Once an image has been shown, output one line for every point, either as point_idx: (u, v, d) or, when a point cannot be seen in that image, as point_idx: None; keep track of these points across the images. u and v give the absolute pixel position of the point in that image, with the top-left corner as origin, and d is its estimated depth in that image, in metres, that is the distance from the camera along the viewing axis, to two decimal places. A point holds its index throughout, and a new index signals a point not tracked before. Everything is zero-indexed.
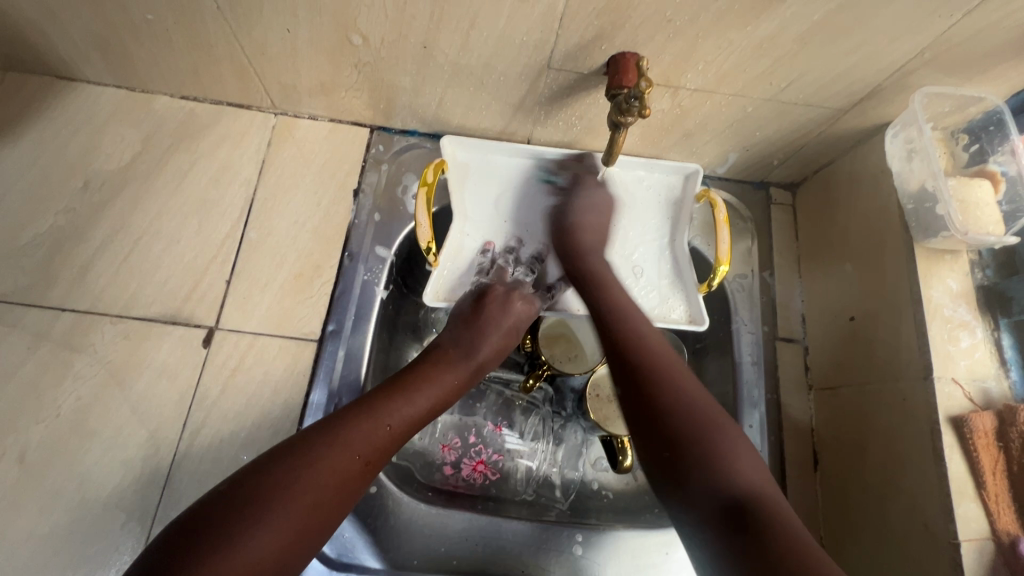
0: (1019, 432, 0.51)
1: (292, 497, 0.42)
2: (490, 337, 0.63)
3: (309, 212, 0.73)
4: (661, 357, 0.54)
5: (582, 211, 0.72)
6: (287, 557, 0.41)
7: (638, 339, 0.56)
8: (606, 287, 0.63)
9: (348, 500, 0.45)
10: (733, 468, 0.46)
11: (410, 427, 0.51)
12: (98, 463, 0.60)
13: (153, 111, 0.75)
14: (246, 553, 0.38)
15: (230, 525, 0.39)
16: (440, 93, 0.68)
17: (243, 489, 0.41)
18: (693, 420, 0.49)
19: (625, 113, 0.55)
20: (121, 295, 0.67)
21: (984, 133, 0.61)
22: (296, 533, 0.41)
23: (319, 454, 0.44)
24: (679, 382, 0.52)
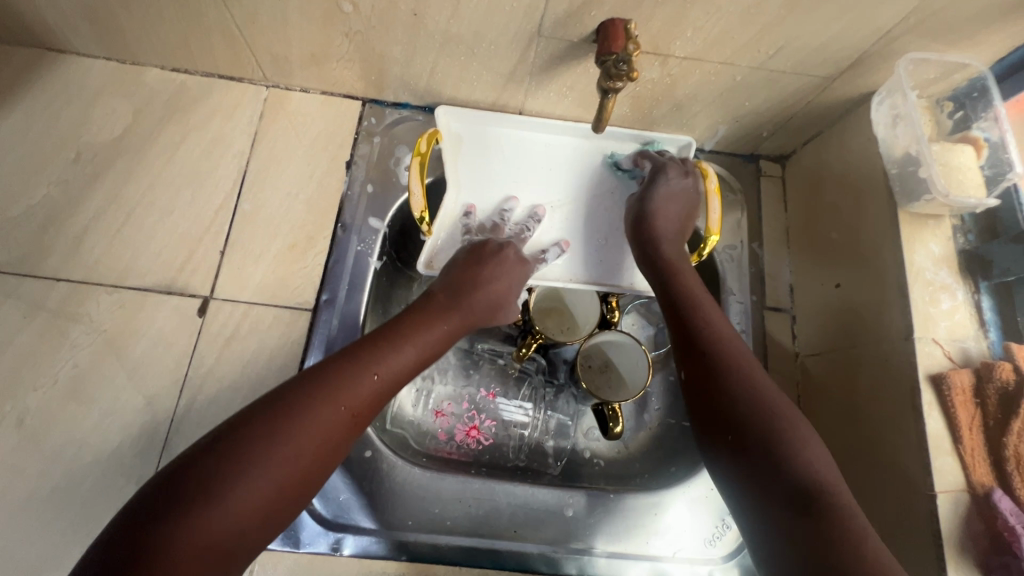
0: (997, 387, 0.53)
1: (276, 452, 0.42)
2: (487, 286, 0.63)
3: (302, 184, 0.74)
4: (736, 351, 0.52)
5: (665, 199, 0.68)
6: (278, 504, 0.42)
7: (714, 329, 0.54)
8: (675, 271, 0.62)
9: (337, 450, 0.46)
10: (803, 469, 0.44)
11: (398, 380, 0.51)
12: (96, 428, 0.61)
13: (144, 84, 0.74)
14: (234, 506, 0.40)
15: (216, 477, 0.40)
16: (431, 63, 0.69)
17: (226, 443, 0.42)
18: (769, 418, 0.47)
19: (614, 79, 0.56)
20: (115, 266, 0.67)
21: (969, 99, 0.62)
22: (284, 485, 0.42)
23: (304, 409, 0.45)
24: (756, 378, 0.50)
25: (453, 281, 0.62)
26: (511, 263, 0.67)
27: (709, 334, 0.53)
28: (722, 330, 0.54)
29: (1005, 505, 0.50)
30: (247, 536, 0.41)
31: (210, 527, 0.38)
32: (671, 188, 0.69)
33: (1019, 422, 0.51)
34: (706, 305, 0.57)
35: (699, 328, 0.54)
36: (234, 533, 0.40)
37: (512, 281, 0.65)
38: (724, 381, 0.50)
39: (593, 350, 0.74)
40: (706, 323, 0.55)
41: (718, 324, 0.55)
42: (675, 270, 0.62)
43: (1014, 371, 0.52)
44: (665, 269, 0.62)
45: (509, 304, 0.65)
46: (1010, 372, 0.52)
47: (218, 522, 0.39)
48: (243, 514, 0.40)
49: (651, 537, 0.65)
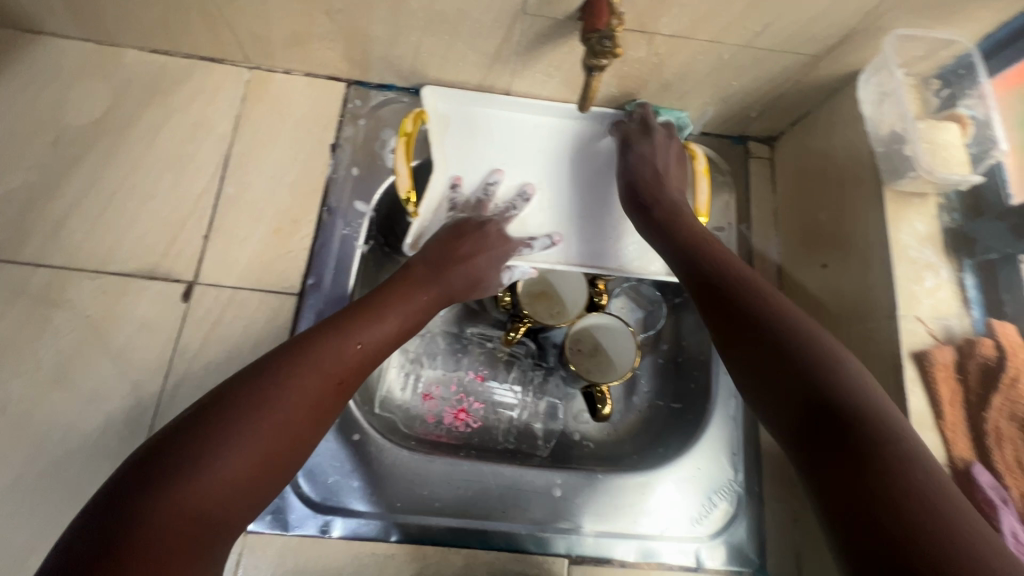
0: (978, 361, 0.54)
1: (261, 418, 0.43)
2: (467, 261, 0.66)
3: (286, 167, 0.73)
4: (755, 284, 0.52)
5: (642, 159, 0.70)
6: (268, 471, 0.43)
7: (716, 258, 0.56)
8: (679, 224, 0.63)
9: (325, 418, 0.47)
10: (836, 382, 0.42)
11: (380, 351, 0.53)
12: (81, 414, 0.61)
13: (123, 66, 0.73)
14: (221, 472, 0.40)
15: (204, 444, 0.40)
16: (415, 42, 0.68)
17: (208, 414, 0.42)
18: (787, 339, 0.45)
19: (599, 56, 0.55)
20: (97, 251, 0.66)
21: (955, 77, 0.61)
22: (272, 452, 0.43)
23: (288, 378, 0.45)
24: (777, 305, 0.49)
25: (432, 257, 0.65)
26: (494, 239, 0.70)
27: (712, 261, 0.56)
28: (729, 262, 0.56)
29: (985, 479, 0.50)
30: (237, 504, 0.41)
31: (197, 493, 0.38)
32: (654, 151, 0.70)
33: (999, 398, 0.52)
34: (710, 242, 0.60)
35: (709, 262, 0.56)
36: (225, 499, 0.40)
37: (492, 257, 0.68)
38: (734, 304, 0.50)
39: (583, 333, 0.74)
40: (727, 267, 0.55)
41: (727, 261, 0.56)
42: (679, 222, 0.64)
43: (995, 347, 0.53)
44: (668, 221, 0.64)
45: (488, 276, 0.67)
46: (991, 347, 0.53)
47: (204, 488, 0.39)
48: (229, 480, 0.40)
49: (639, 516, 0.66)
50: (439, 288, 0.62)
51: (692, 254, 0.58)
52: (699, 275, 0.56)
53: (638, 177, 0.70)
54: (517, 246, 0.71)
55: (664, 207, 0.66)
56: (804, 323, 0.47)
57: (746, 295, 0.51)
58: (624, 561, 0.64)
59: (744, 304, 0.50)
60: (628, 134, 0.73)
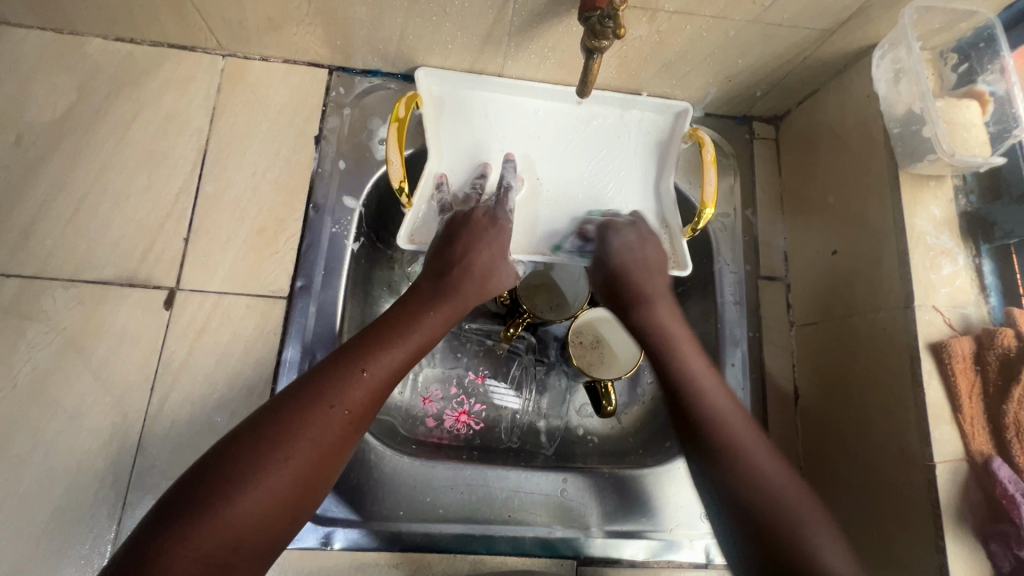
0: (998, 353, 0.51)
1: (272, 465, 0.42)
2: (470, 262, 0.61)
3: (268, 162, 0.69)
4: (755, 455, 0.50)
5: (625, 247, 0.66)
6: (286, 513, 0.43)
7: (717, 412, 0.53)
8: (672, 345, 0.59)
9: (340, 455, 0.46)
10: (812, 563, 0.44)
11: (391, 378, 0.50)
12: (62, 432, 0.58)
13: (85, 56, 0.68)
14: (234, 521, 0.40)
15: (219, 490, 0.40)
16: (401, 24, 0.63)
17: (220, 462, 0.42)
18: (777, 524, 0.46)
19: (600, 36, 0.50)
20: (70, 258, 0.62)
21: (974, 51, 0.58)
22: (286, 496, 0.42)
23: (298, 419, 0.44)
24: (777, 483, 0.48)
25: (436, 268, 0.59)
26: (482, 227, 0.63)
27: (711, 418, 0.52)
28: (728, 417, 0.52)
29: (1004, 474, 0.49)
30: (254, 549, 0.41)
31: (212, 541, 0.39)
32: (638, 247, 0.66)
33: (1019, 389, 0.49)
34: (700, 375, 0.56)
35: (709, 421, 0.52)
36: (241, 543, 0.40)
37: (494, 250, 0.62)
38: (731, 478, 0.49)
39: (584, 326, 0.71)
40: (727, 428, 0.52)
41: (720, 410, 0.53)
42: (669, 340, 0.59)
43: (1015, 337, 0.51)
44: (654, 334, 0.60)
45: (499, 266, 0.62)
46: (1011, 338, 0.51)
47: (216, 538, 0.39)
48: (243, 529, 0.40)
49: (650, 514, 0.64)
50: (451, 299, 0.57)
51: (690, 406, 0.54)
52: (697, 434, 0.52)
53: (625, 271, 0.65)
54: (508, 226, 0.65)
55: (649, 319, 0.62)
56: (800, 508, 0.47)
57: (752, 474, 0.49)
58: (634, 561, 0.63)
59: (744, 492, 0.48)
60: (603, 232, 0.68)
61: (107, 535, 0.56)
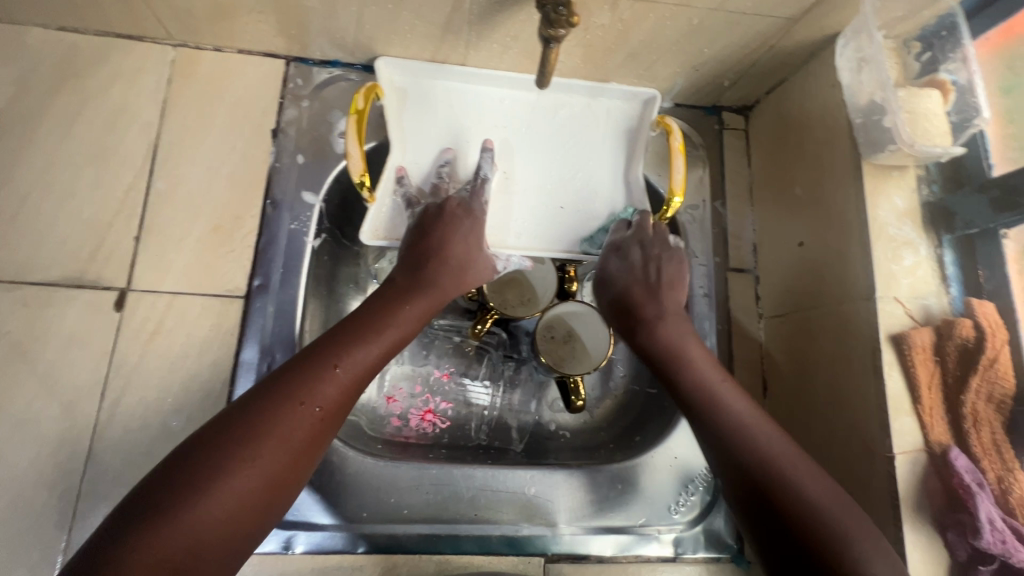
0: (956, 344, 0.51)
1: (239, 465, 0.40)
2: (446, 253, 0.59)
3: (224, 157, 0.67)
4: (795, 478, 0.46)
5: (631, 271, 0.63)
6: (254, 514, 0.41)
7: (744, 434, 0.50)
8: (691, 365, 0.56)
9: (311, 454, 0.45)
10: None
11: (364, 374, 0.49)
12: (7, 441, 0.56)
13: (26, 48, 0.65)
14: (198, 525, 0.38)
15: (182, 492, 0.38)
16: (356, 13, 0.61)
17: (182, 464, 0.40)
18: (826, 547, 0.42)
19: (556, 25, 0.49)
20: (12, 260, 0.60)
21: (937, 39, 0.57)
22: (254, 497, 0.41)
23: (268, 417, 0.43)
24: (838, 521, 0.43)
25: (410, 261, 0.58)
26: (458, 217, 0.61)
27: (740, 441, 0.49)
28: (756, 436, 0.49)
29: (961, 463, 0.49)
30: (219, 553, 0.39)
31: (175, 547, 0.37)
32: (646, 266, 0.63)
33: (977, 379, 0.50)
34: (724, 397, 0.53)
35: (749, 454, 0.48)
36: (205, 548, 0.38)
37: (470, 241, 0.60)
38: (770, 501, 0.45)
39: (555, 321, 0.70)
40: (755, 448, 0.48)
41: (748, 426, 0.50)
42: (687, 360, 0.57)
43: (974, 328, 0.51)
44: (669, 356, 0.58)
45: (475, 257, 0.60)
46: (970, 329, 0.51)
47: (179, 544, 0.37)
48: (208, 532, 0.38)
49: (619, 510, 0.64)
50: (427, 294, 0.56)
51: (725, 441, 0.50)
52: (740, 470, 0.48)
53: (632, 293, 0.62)
54: (482, 217, 0.63)
55: (658, 338, 0.59)
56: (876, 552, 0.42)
57: (811, 514, 0.44)
58: (602, 556, 0.63)
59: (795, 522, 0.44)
60: (605, 256, 0.65)
61: (58, 545, 0.54)
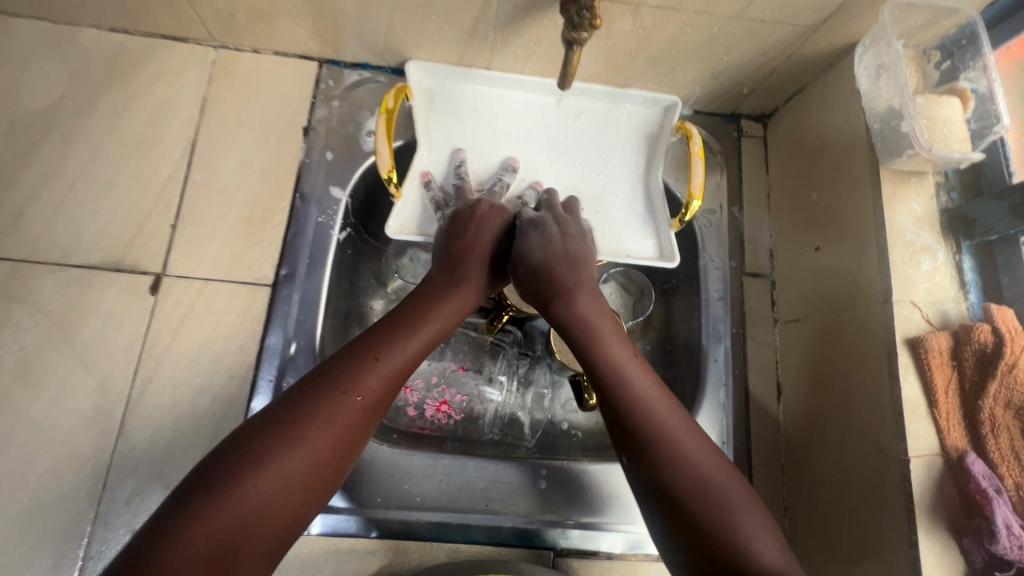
0: (975, 348, 0.51)
1: (287, 448, 0.42)
2: (478, 252, 0.61)
3: (257, 152, 0.70)
4: (690, 451, 0.45)
5: (544, 244, 0.60)
6: (301, 500, 0.42)
7: (642, 408, 0.47)
8: (601, 341, 0.54)
9: (354, 443, 0.46)
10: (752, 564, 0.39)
11: (404, 367, 0.50)
12: (45, 412, 0.58)
13: (80, 47, 0.69)
14: (247, 506, 0.39)
15: (236, 471, 0.40)
16: (388, 17, 0.64)
17: (234, 449, 0.42)
18: (714, 519, 0.42)
19: (578, 28, 0.51)
20: (58, 243, 0.63)
21: (957, 48, 0.58)
22: (302, 479, 0.42)
23: (315, 404, 0.45)
24: (730, 496, 0.43)
25: (447, 260, 0.60)
26: (488, 217, 0.63)
27: (639, 415, 0.47)
28: (656, 409, 0.48)
29: (979, 469, 0.48)
30: (268, 534, 0.40)
31: (228, 527, 0.38)
32: (564, 238, 0.61)
33: (995, 385, 0.49)
34: (630, 371, 0.51)
35: (655, 441, 0.46)
36: (249, 528, 0.39)
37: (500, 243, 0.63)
38: (665, 479, 0.44)
39: None
40: (655, 422, 0.47)
41: (649, 401, 0.48)
42: (599, 337, 0.54)
43: (992, 333, 0.50)
44: (583, 332, 0.55)
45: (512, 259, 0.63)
46: (988, 333, 0.50)
47: (231, 519, 0.39)
48: (257, 509, 0.40)
49: (628, 508, 0.64)
50: (461, 291, 0.58)
51: (624, 414, 0.48)
52: (644, 457, 0.45)
53: (551, 264, 0.59)
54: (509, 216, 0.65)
55: (573, 314, 0.57)
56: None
57: (712, 502, 0.42)
58: (611, 553, 0.63)
59: (687, 498, 0.43)
60: (526, 225, 0.62)
61: (86, 515, 0.57)
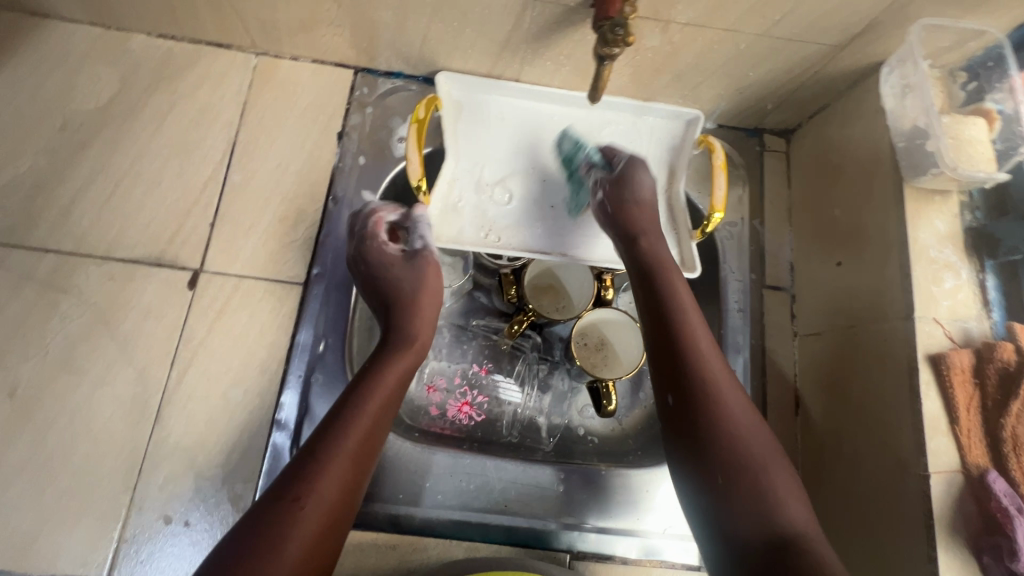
0: (997, 366, 0.52)
1: (325, 468, 0.47)
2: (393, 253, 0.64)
3: (293, 155, 0.72)
4: (731, 398, 0.49)
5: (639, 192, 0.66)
6: (347, 503, 0.47)
7: (695, 351, 0.51)
8: (665, 280, 0.58)
9: (376, 444, 0.52)
10: (778, 513, 0.44)
11: (403, 373, 0.57)
12: (87, 399, 0.61)
13: (130, 51, 0.72)
14: (313, 524, 0.44)
15: (291, 502, 0.44)
16: (424, 29, 0.66)
17: (278, 498, 0.45)
18: (747, 465, 0.46)
19: (611, 44, 0.52)
20: (103, 237, 0.66)
21: (984, 69, 0.59)
22: (344, 488, 0.47)
23: (339, 426, 0.49)
24: (760, 448, 0.47)
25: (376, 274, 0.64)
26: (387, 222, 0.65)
27: (690, 357, 0.51)
28: (706, 356, 0.51)
29: (1000, 487, 0.49)
30: (333, 539, 0.45)
31: (303, 549, 0.43)
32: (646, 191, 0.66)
33: (1017, 403, 0.50)
34: (689, 314, 0.55)
35: (704, 381, 0.50)
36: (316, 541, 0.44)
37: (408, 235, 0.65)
38: (707, 418, 0.48)
39: (589, 328, 0.72)
40: (705, 367, 0.51)
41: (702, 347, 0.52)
42: (663, 277, 0.58)
43: (1015, 352, 0.51)
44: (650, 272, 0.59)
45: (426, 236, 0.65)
46: (1011, 352, 0.51)
47: (304, 539, 0.43)
48: (320, 524, 0.44)
49: (643, 513, 0.65)
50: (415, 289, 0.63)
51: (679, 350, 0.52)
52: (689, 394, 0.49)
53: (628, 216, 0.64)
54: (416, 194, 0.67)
55: (654, 255, 0.60)
56: (828, 544, 0.43)
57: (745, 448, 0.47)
58: (626, 558, 0.64)
59: (723, 439, 0.47)
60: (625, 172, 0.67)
61: (122, 499, 0.59)
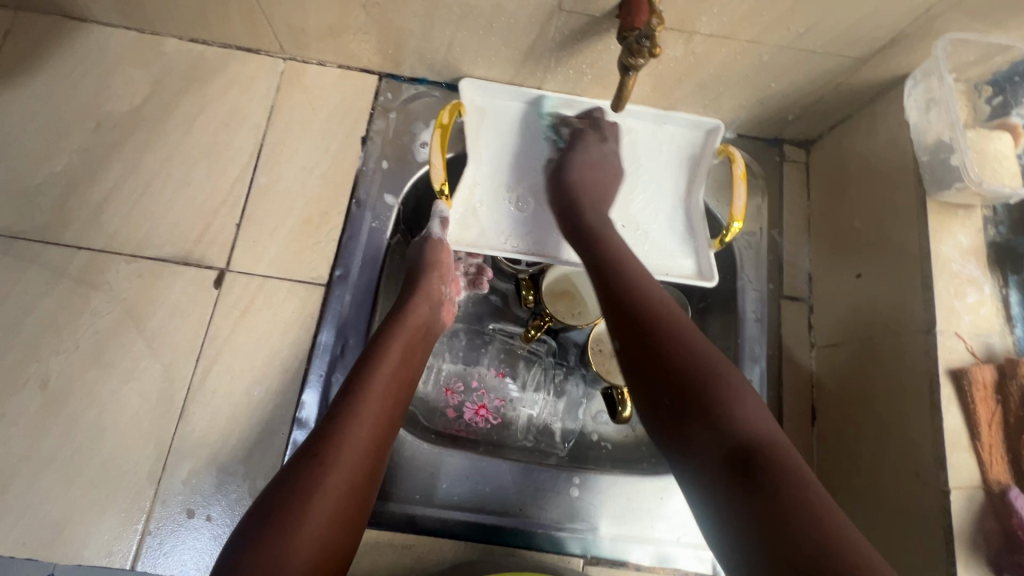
0: (1020, 382, 0.51)
1: (338, 438, 0.48)
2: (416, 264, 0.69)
3: (318, 158, 0.74)
4: (679, 327, 0.51)
5: (588, 160, 0.70)
6: (367, 472, 0.48)
7: (639, 292, 0.54)
8: (606, 241, 0.61)
9: (393, 419, 0.53)
10: (739, 425, 0.44)
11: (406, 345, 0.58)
12: (115, 393, 0.63)
13: (163, 55, 0.74)
14: (331, 491, 0.45)
15: (305, 471, 0.46)
16: (449, 36, 0.67)
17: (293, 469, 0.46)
18: (702, 382, 0.47)
19: (636, 54, 0.53)
20: (133, 236, 0.68)
21: (1009, 84, 0.58)
22: (361, 457, 0.48)
23: (347, 399, 0.51)
24: (714, 366, 0.48)
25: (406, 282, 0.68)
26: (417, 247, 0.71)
27: (635, 297, 0.54)
28: (652, 296, 0.54)
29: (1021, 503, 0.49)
30: (353, 504, 0.46)
31: (326, 518, 0.44)
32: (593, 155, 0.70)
33: None
34: (630, 262, 0.58)
35: (652, 317, 0.52)
36: (336, 507, 0.45)
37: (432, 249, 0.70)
38: (659, 347, 0.50)
39: (604, 334, 0.74)
40: (651, 304, 0.53)
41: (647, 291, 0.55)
42: (603, 238, 0.62)
43: None
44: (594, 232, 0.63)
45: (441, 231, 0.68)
46: None
47: (325, 508, 0.44)
48: (338, 492, 0.45)
49: (658, 520, 0.65)
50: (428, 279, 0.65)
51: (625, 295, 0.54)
52: (639, 331, 0.51)
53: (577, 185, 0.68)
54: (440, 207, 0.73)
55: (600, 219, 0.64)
56: (790, 445, 0.43)
57: (701, 370, 0.48)
58: (640, 564, 0.64)
59: (674, 363, 0.48)
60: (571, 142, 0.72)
61: (146, 492, 0.60)
